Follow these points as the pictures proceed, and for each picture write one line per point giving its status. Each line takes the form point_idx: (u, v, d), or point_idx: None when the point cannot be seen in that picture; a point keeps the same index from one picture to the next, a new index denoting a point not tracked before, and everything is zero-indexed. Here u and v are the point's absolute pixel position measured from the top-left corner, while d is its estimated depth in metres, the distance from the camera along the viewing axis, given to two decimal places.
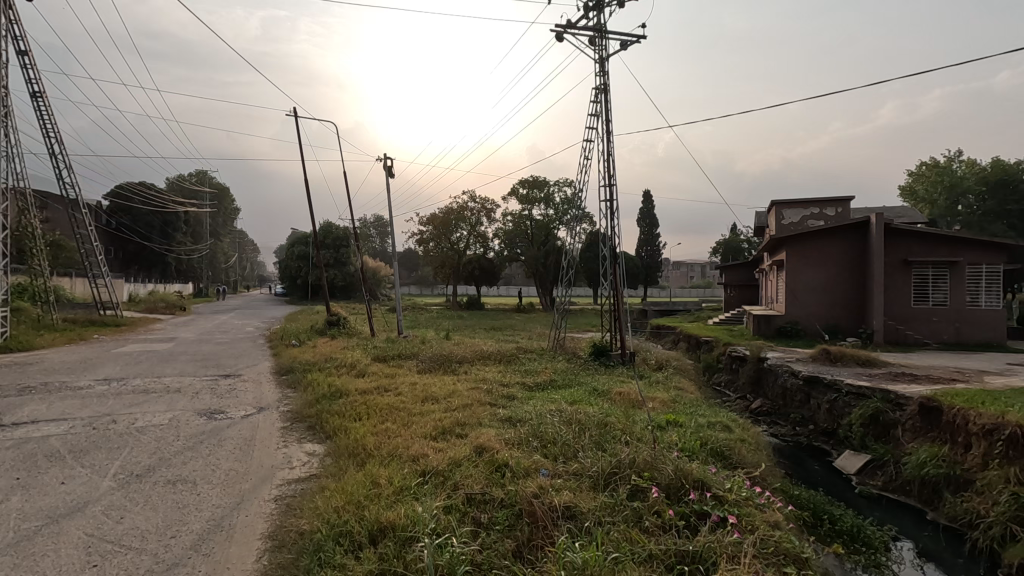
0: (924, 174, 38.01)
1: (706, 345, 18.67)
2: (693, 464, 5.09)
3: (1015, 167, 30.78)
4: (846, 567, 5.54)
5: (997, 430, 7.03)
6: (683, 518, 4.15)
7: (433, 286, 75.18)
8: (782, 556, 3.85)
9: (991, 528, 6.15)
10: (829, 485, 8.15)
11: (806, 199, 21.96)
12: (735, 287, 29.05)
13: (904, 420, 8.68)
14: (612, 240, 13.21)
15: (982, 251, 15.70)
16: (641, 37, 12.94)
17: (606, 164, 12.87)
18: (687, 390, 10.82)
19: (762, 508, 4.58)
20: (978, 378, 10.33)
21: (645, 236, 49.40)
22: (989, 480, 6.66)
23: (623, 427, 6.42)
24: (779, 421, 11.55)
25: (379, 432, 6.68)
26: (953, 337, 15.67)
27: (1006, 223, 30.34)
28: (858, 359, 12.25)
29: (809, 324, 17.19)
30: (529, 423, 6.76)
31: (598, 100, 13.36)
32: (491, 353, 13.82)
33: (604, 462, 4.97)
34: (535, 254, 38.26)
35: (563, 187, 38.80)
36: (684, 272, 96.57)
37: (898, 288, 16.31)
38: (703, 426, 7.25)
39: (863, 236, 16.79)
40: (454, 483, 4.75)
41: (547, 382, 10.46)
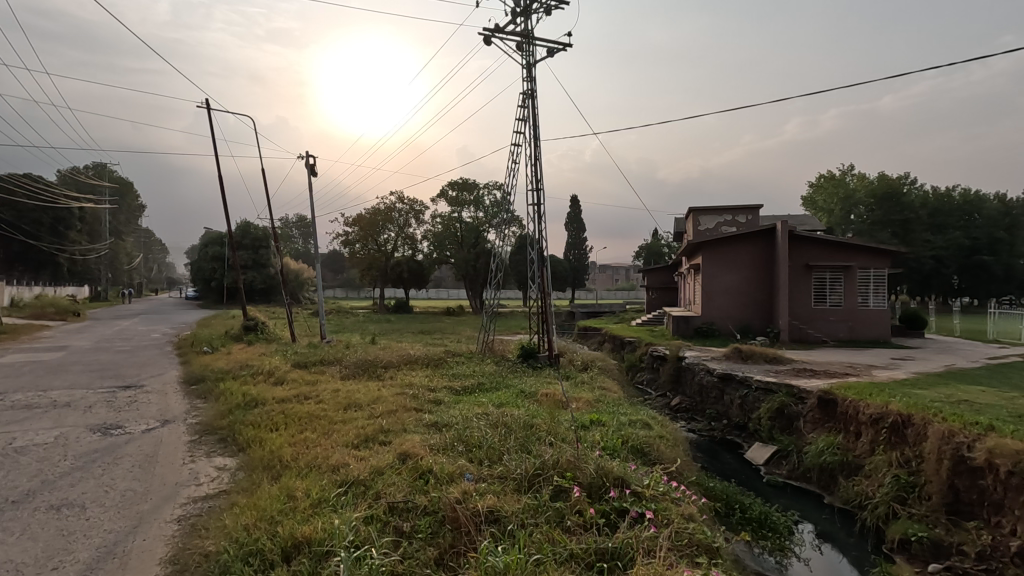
0: (822, 186, 41.49)
1: (629, 345, 19.36)
2: (615, 463, 5.24)
3: (897, 183, 34.48)
4: (754, 552, 5.95)
5: (882, 418, 7.75)
6: (604, 515, 4.25)
7: (360, 289, 73.29)
8: (696, 548, 4.03)
9: (878, 508, 6.79)
10: (740, 476, 8.67)
11: (720, 207, 23.33)
12: (656, 289, 30.33)
13: (805, 412, 9.41)
14: (540, 242, 13.40)
15: (871, 256, 17.37)
16: (567, 45, 13.25)
17: (534, 168, 13.07)
18: (610, 389, 11.14)
19: (678, 502, 4.78)
20: (867, 372, 11.42)
21: (572, 240, 50.61)
22: (876, 465, 7.36)
23: (547, 428, 6.51)
24: (696, 417, 12.20)
25: (296, 442, 6.38)
26: (847, 334, 17.21)
27: (890, 232, 33.90)
28: (766, 357, 13.13)
29: (724, 325, 18.27)
30: (455, 427, 6.70)
31: (525, 106, 13.54)
32: (419, 357, 13.59)
33: (528, 464, 5.00)
34: (466, 257, 38.16)
35: (493, 190, 38.97)
36: (610, 274, 100.12)
37: (801, 290, 17.64)
38: (625, 424, 7.47)
39: (771, 242, 18.03)
40: (376, 492, 4.60)
41: (475, 386, 10.41)
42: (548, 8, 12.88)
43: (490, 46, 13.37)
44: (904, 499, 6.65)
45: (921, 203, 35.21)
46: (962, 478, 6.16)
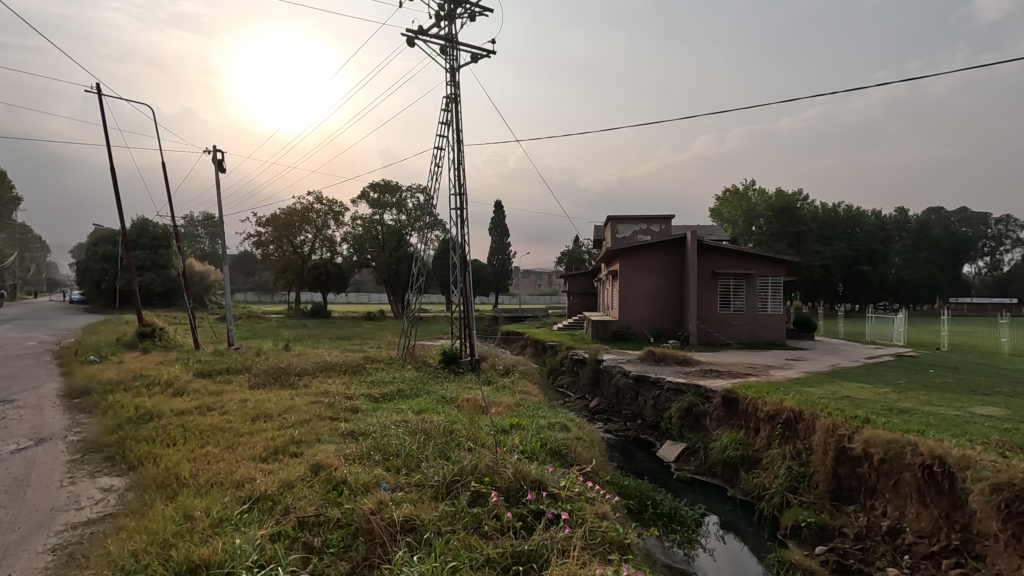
0: (727, 199, 44.48)
1: (551, 349, 19.72)
2: (533, 466, 5.31)
3: (791, 198, 37.69)
4: (665, 546, 6.27)
5: (777, 414, 8.38)
6: (520, 519, 4.28)
7: (274, 294, 69.64)
8: (608, 545, 4.15)
9: (773, 498, 7.36)
10: (652, 473, 9.09)
11: (637, 216, 24.40)
12: (577, 294, 31.21)
13: (711, 410, 10.01)
14: (463, 247, 13.36)
15: (769, 265, 18.83)
16: (491, 52, 13.36)
17: (457, 173, 13.02)
18: (530, 393, 11.28)
19: (592, 501, 4.91)
20: (765, 372, 12.34)
21: (495, 245, 50.93)
22: (772, 458, 7.96)
23: (467, 433, 6.49)
24: (613, 418, 12.65)
25: (196, 458, 5.92)
26: (748, 337, 18.57)
27: (786, 243, 36.99)
28: (677, 359, 13.86)
29: (639, 329, 19.10)
30: (372, 436, 6.51)
31: (449, 110, 13.50)
32: (336, 364, 13.08)
33: (446, 470, 4.95)
34: (387, 260, 37.34)
35: (416, 193, 38.42)
36: (533, 279, 102.11)
37: (708, 296, 18.78)
38: (543, 427, 7.61)
39: (682, 251, 19.08)
40: (285, 508, 4.36)
41: (394, 393, 10.16)
42: (473, 14, 12.92)
43: (414, 48, 13.22)
44: (796, 488, 7.24)
45: (812, 217, 38.71)
46: (843, 467, 6.81)
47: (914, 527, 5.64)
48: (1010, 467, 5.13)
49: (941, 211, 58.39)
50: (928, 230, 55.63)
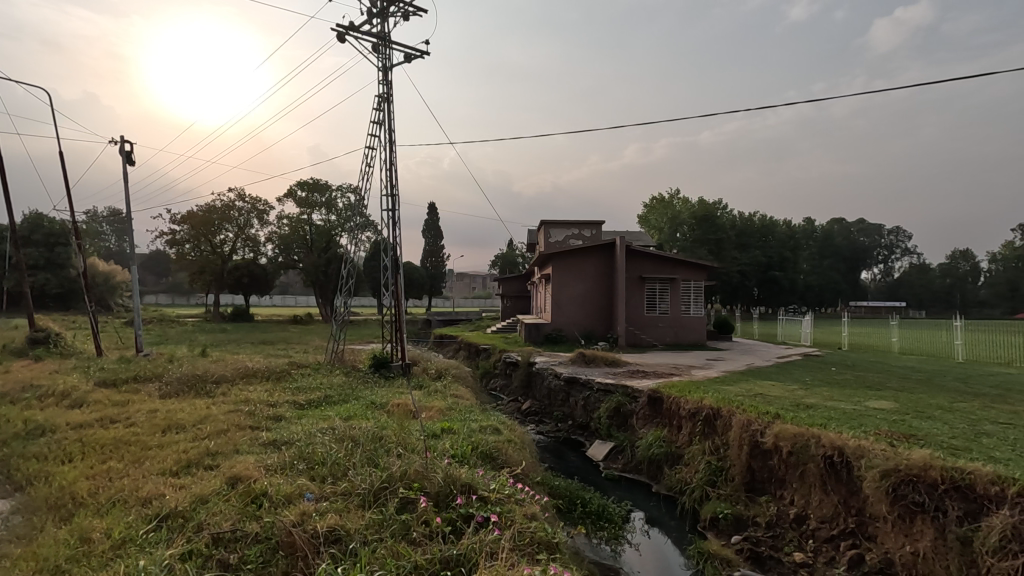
0: (654, 207, 46.35)
1: (484, 352, 19.74)
2: (463, 469, 5.30)
3: (712, 208, 39.88)
4: (593, 543, 6.47)
5: (698, 412, 8.80)
6: (450, 523, 4.26)
7: (190, 296, 65.34)
8: (536, 545, 4.21)
9: (694, 492, 7.74)
10: (582, 473, 9.30)
11: (569, 221, 24.93)
12: (511, 297, 31.44)
13: (638, 409, 10.37)
14: (395, 249, 13.13)
15: (691, 270, 19.81)
16: (424, 53, 13.24)
17: (389, 173, 12.79)
18: (462, 397, 11.23)
19: (522, 502, 4.96)
20: (687, 372, 12.96)
21: (429, 247, 50.36)
22: (693, 454, 8.37)
23: (397, 438, 6.38)
24: (544, 419, 12.83)
25: (97, 474, 5.45)
26: (672, 339, 19.45)
27: (708, 249, 39.05)
28: (606, 360, 14.28)
29: (570, 331, 19.49)
30: (296, 444, 6.26)
31: (381, 109, 13.24)
32: (258, 370, 12.44)
33: (374, 477, 4.83)
34: (316, 262, 36.00)
35: (347, 193, 37.32)
36: (468, 282, 101.98)
37: (636, 300, 19.47)
38: (475, 430, 7.60)
39: (611, 255, 19.68)
40: (197, 524, 4.10)
41: (321, 399, 9.81)
42: (406, 14, 12.76)
43: (344, 43, 12.86)
44: (714, 481, 7.65)
45: (730, 225, 41.14)
46: (757, 459, 7.27)
47: (818, 513, 6.11)
48: (898, 454, 5.65)
49: (843, 222, 63.82)
50: (831, 240, 60.63)
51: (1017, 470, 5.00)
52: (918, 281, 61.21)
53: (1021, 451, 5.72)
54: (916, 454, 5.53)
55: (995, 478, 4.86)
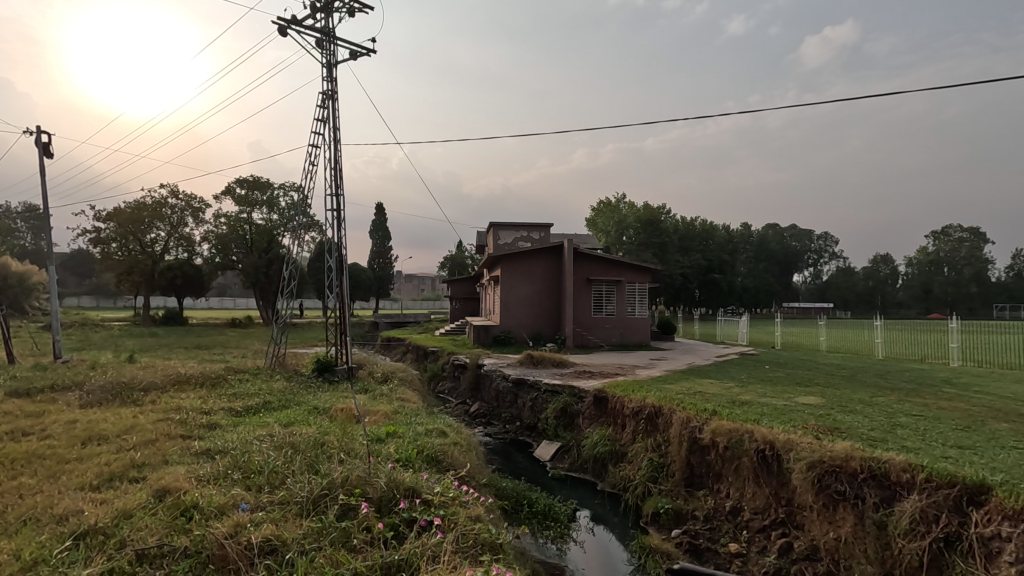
0: (601, 211, 47.34)
1: (432, 355, 19.56)
2: (407, 473, 5.24)
3: (656, 212, 41.16)
4: (539, 543, 6.58)
5: (640, 410, 9.04)
6: (392, 528, 4.20)
7: (116, 299, 61.31)
8: (480, 546, 4.21)
9: (637, 489, 7.96)
10: (528, 474, 9.39)
11: (517, 223, 25.09)
12: (460, 299, 31.28)
13: (584, 409, 10.54)
14: (340, 249, 12.82)
15: (636, 272, 20.33)
16: (371, 50, 13.03)
17: (333, 172, 12.49)
18: (409, 400, 11.07)
19: (467, 504, 4.94)
20: (631, 371, 13.32)
21: (376, 248, 49.42)
22: (636, 451, 8.59)
23: (339, 444, 6.23)
24: (492, 421, 12.86)
25: (5, 492, 5.02)
26: (618, 339, 19.94)
27: (652, 252, 40.23)
28: (554, 361, 14.48)
29: (519, 333, 19.61)
30: (232, 453, 6.00)
31: (325, 106, 12.91)
32: (192, 376, 11.80)
33: (314, 485, 4.69)
34: (256, 263, 34.61)
35: (290, 191, 36.09)
36: (416, 284, 100.82)
37: (583, 301, 19.79)
38: (421, 434, 7.52)
39: (559, 258, 19.93)
40: (120, 541, 3.86)
41: (260, 405, 9.43)
42: (351, 10, 12.51)
43: (286, 37, 12.45)
44: (656, 477, 7.90)
45: (673, 229, 42.54)
46: (695, 455, 7.55)
47: (751, 505, 6.41)
48: (823, 446, 6.01)
49: (777, 228, 67.31)
50: (766, 244, 63.94)
51: (925, 458, 5.41)
52: (844, 283, 65.40)
53: (929, 440, 6.21)
54: (839, 446, 5.88)
55: (906, 466, 5.23)
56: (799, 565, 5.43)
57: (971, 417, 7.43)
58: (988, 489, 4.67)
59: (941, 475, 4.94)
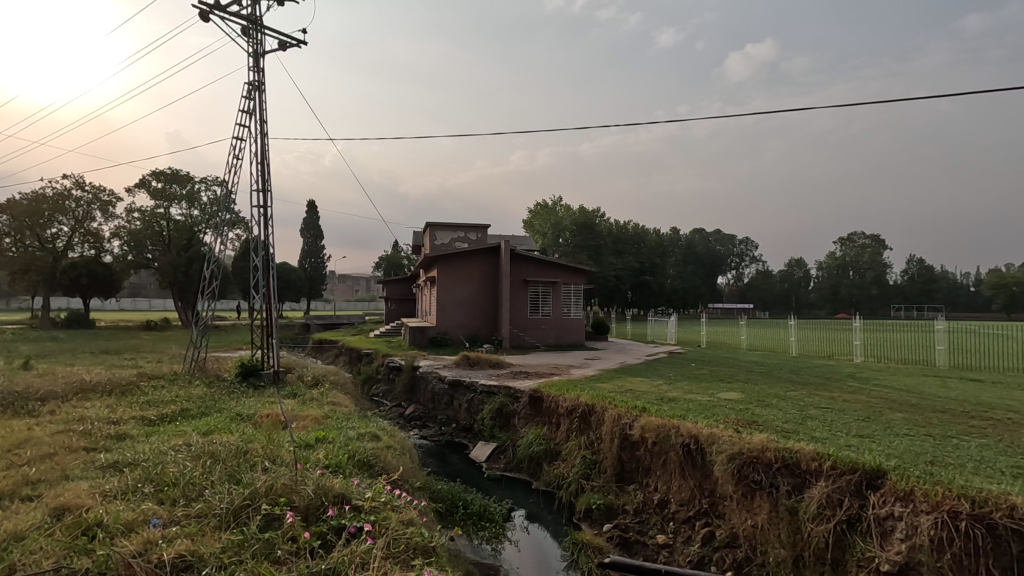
0: (538, 213, 48.08)
1: (366, 357, 19.09)
2: (337, 479, 5.09)
3: (591, 215, 42.20)
4: (473, 544, 6.57)
5: (575, 409, 9.21)
6: (319, 537, 4.07)
7: (10, 300, 55.60)
8: (412, 550, 4.14)
9: (571, 486, 8.12)
10: (464, 475, 9.36)
11: (454, 224, 24.96)
12: (396, 300, 30.73)
13: (519, 410, 10.62)
14: (267, 248, 12.26)
15: (571, 273, 20.73)
16: (301, 42, 12.58)
17: (260, 166, 11.94)
18: (340, 405, 10.74)
19: (399, 508, 4.86)
20: (566, 371, 13.59)
21: (308, 247, 47.68)
22: (570, 449, 8.76)
23: (264, 451, 5.96)
24: (428, 424, 12.72)
25: None
26: (553, 340, 20.27)
27: (587, 255, 41.18)
28: (489, 362, 14.52)
29: (455, 334, 19.51)
30: (143, 465, 5.59)
31: (251, 98, 12.30)
32: (97, 384, 10.87)
33: (234, 495, 4.46)
34: (174, 261, 32.47)
35: (212, 186, 34.11)
36: (350, 285, 98.06)
37: (520, 302, 19.95)
38: (352, 438, 7.32)
39: (496, 259, 19.99)
40: (6, 567, 3.48)
41: (177, 413, 8.84)
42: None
43: (208, 22, 11.76)
44: (589, 474, 8.08)
45: (607, 232, 43.75)
46: (625, 451, 7.79)
47: (677, 497, 6.70)
48: (741, 438, 6.35)
49: (703, 232, 70.88)
50: (693, 248, 67.21)
51: (830, 447, 5.84)
52: (763, 285, 69.63)
53: (835, 431, 6.72)
54: (755, 438, 6.24)
55: (815, 454, 5.61)
56: (720, 553, 5.76)
57: (870, 409, 8.12)
58: (883, 473, 5.08)
59: (845, 462, 5.33)
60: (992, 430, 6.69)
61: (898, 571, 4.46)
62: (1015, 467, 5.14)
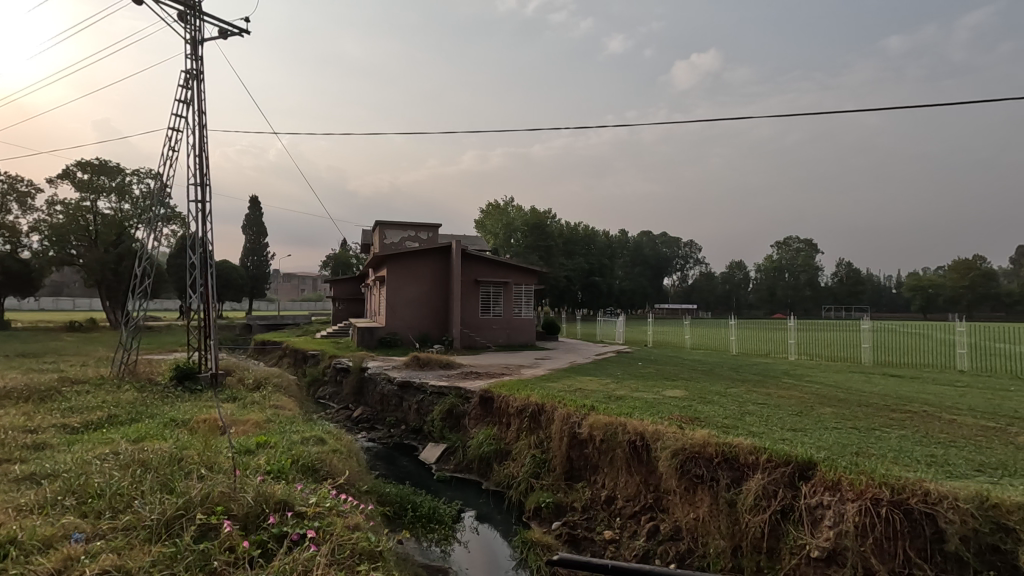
0: (490, 213, 48.08)
1: (312, 359, 18.53)
2: (279, 485, 4.90)
3: (542, 216, 42.55)
4: (422, 547, 6.50)
5: (525, 409, 9.26)
6: (259, 546, 3.92)
7: None
8: (358, 556, 4.05)
9: (520, 485, 8.16)
10: (413, 477, 9.24)
11: (405, 222, 24.61)
12: (344, 300, 29.99)
13: (469, 410, 10.58)
14: (205, 244, 11.70)
15: (523, 274, 20.84)
16: (243, 30, 12.09)
17: (198, 159, 11.38)
18: (284, 408, 10.37)
19: (345, 513, 4.74)
20: (517, 371, 13.66)
21: (250, 245, 45.85)
22: (520, 449, 8.79)
23: (201, 458, 5.68)
24: (377, 426, 12.48)
25: None
26: (504, 340, 20.32)
27: (539, 255, 41.46)
28: (440, 363, 14.40)
29: (405, 334, 19.23)
30: (64, 476, 5.21)
31: (189, 87, 11.70)
32: (12, 390, 10.04)
33: (167, 505, 4.22)
34: (102, 258, 30.47)
35: (145, 178, 32.24)
36: (295, 284, 95.05)
37: (471, 302, 19.88)
38: (296, 442, 7.08)
39: (447, 259, 19.84)
40: None
41: (104, 420, 8.29)
42: None
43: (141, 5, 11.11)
44: (538, 473, 8.15)
45: (558, 233, 44.25)
46: (574, 449, 7.90)
47: (624, 493, 6.86)
48: (685, 434, 6.55)
49: (650, 235, 72.96)
50: (641, 250, 69.06)
51: (766, 441, 6.12)
52: (706, 286, 72.30)
53: (771, 425, 7.05)
54: (698, 434, 6.45)
55: (752, 448, 5.85)
56: (664, 546, 5.94)
57: (803, 404, 8.57)
58: (814, 465, 5.36)
59: (779, 455, 5.59)
60: (911, 422, 7.20)
61: (827, 556, 4.73)
62: (929, 456, 5.56)
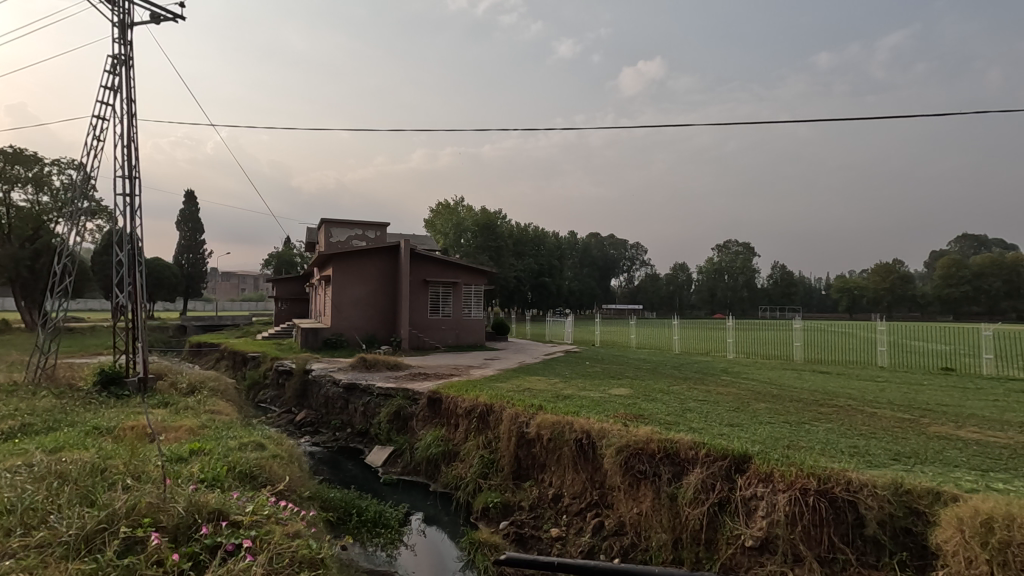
0: (440, 213, 47.76)
1: (251, 361, 17.79)
2: (212, 493, 4.68)
3: (492, 216, 42.57)
4: (367, 552, 6.38)
5: (473, 409, 9.23)
6: (190, 558, 3.72)
7: None
8: (297, 565, 3.93)
9: (468, 486, 8.13)
10: (359, 482, 9.04)
11: (351, 221, 24.04)
12: (286, 299, 28.96)
13: (417, 412, 10.44)
14: (135, 241, 11.02)
15: (472, 274, 20.76)
16: (178, 16, 11.49)
17: (126, 150, 10.70)
18: (220, 413, 9.91)
19: (284, 521, 4.58)
20: (465, 371, 13.61)
21: (185, 242, 43.55)
22: (468, 450, 8.76)
23: (128, 467, 5.35)
24: (320, 430, 12.12)
25: None
26: (453, 341, 20.19)
27: (488, 255, 41.47)
28: (387, 364, 14.16)
29: (351, 335, 18.78)
30: None
31: (117, 73, 10.99)
32: None
33: (87, 518, 3.96)
34: (16, 254, 28.15)
35: (67, 168, 30.00)
36: (234, 283, 91.07)
37: (420, 303, 19.63)
38: (233, 448, 6.78)
39: (395, 258, 19.50)
40: None
41: (17, 430, 7.65)
42: None
43: None
44: (487, 473, 8.14)
45: (508, 234, 44.43)
46: (522, 448, 7.94)
47: (570, 490, 6.96)
48: (629, 431, 6.70)
49: (598, 237, 74.50)
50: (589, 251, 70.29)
51: (704, 436, 6.35)
52: (651, 287, 74.42)
53: (709, 421, 7.33)
54: (642, 431, 6.61)
55: (692, 444, 6.06)
56: (609, 541, 6.08)
57: (740, 400, 8.97)
58: (749, 458, 5.61)
59: (717, 449, 5.81)
60: (837, 416, 7.66)
61: (760, 545, 4.98)
62: (851, 447, 5.93)
